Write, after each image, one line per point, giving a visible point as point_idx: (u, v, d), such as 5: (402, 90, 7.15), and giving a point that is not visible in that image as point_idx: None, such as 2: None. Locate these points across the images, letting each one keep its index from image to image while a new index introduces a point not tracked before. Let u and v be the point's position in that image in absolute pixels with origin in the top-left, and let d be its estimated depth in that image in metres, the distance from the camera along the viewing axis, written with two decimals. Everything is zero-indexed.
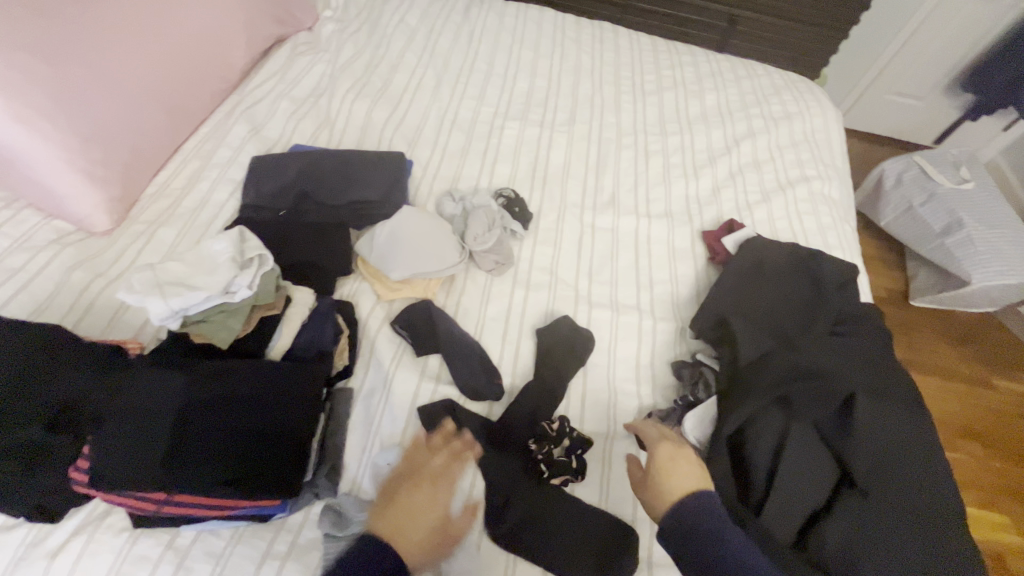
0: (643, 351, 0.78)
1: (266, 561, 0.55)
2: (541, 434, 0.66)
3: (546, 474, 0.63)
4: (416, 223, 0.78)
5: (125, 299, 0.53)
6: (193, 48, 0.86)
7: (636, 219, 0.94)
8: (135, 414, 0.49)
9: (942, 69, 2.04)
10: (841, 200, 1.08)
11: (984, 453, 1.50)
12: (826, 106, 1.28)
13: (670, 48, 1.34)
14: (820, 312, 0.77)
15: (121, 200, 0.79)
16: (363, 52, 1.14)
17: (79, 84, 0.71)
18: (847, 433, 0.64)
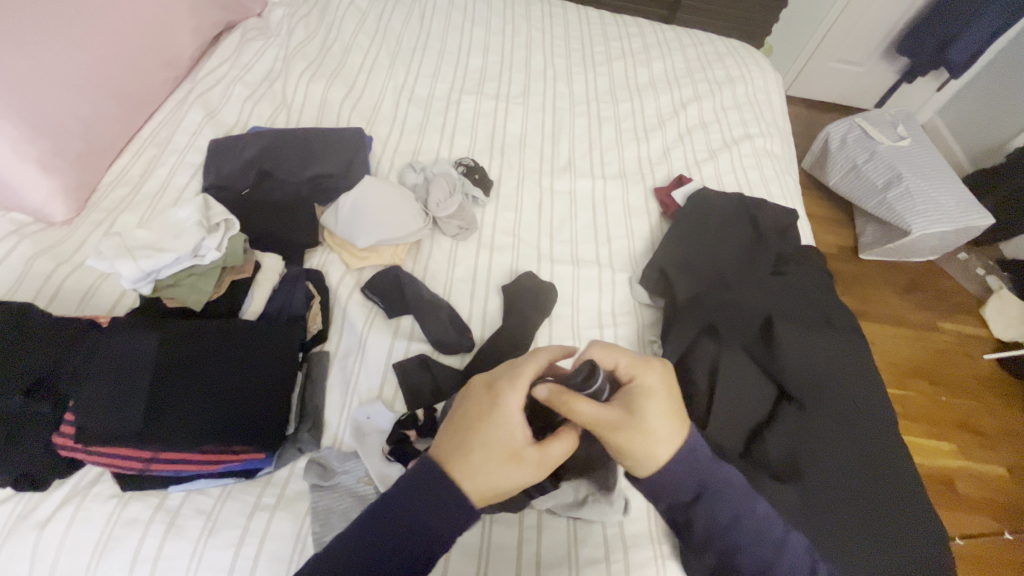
0: (604, 300, 0.83)
1: (255, 513, 0.58)
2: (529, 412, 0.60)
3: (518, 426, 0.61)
4: (378, 192, 0.80)
5: (97, 266, 0.58)
6: (139, 34, 0.85)
7: (592, 181, 0.99)
8: (113, 376, 0.51)
9: (877, 34, 2.15)
10: (782, 154, 1.15)
11: (932, 390, 1.59)
12: (766, 69, 1.35)
13: (617, 20, 1.38)
14: (761, 252, 0.83)
15: (77, 189, 0.79)
16: (315, 34, 1.14)
17: (23, 73, 0.70)
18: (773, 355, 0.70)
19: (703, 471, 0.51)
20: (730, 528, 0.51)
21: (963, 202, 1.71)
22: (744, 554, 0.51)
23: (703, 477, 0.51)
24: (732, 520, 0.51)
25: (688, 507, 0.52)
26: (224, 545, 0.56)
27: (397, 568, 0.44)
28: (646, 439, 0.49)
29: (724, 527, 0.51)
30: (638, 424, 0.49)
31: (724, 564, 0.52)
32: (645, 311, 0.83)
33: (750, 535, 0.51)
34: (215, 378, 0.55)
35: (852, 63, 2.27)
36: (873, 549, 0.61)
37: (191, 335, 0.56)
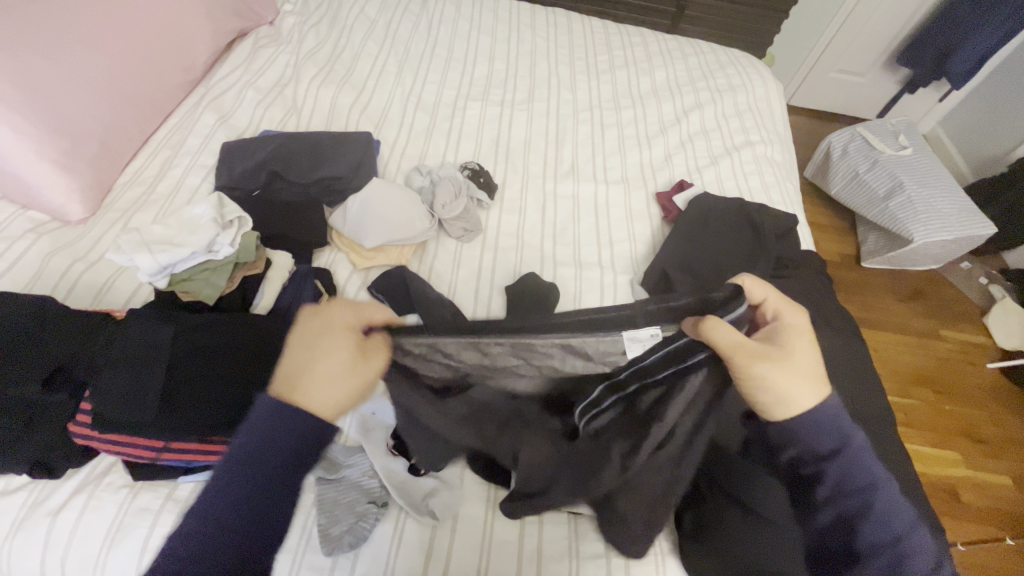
0: (606, 301, 0.84)
1: None
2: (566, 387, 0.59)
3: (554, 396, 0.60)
4: (386, 194, 0.82)
5: (117, 259, 0.61)
6: (155, 40, 0.88)
7: (595, 185, 1.01)
8: (129, 369, 0.53)
9: (878, 45, 2.18)
10: (783, 161, 1.17)
11: (936, 398, 1.59)
12: (767, 78, 1.37)
13: (620, 30, 1.41)
14: (761, 256, 0.85)
15: (94, 189, 0.81)
16: (326, 42, 1.17)
17: (45, 76, 0.73)
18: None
19: (847, 431, 0.51)
20: (869, 490, 0.49)
21: (964, 211, 1.72)
22: (871, 519, 0.49)
23: (845, 434, 0.50)
24: (868, 482, 0.50)
25: (823, 460, 0.50)
26: None
27: (272, 500, 0.44)
28: (794, 381, 0.50)
29: (860, 488, 0.50)
30: (784, 361, 0.51)
31: (842, 526, 0.50)
32: None
33: (886, 502, 0.49)
34: (224, 371, 0.56)
35: (854, 73, 2.29)
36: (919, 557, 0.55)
37: (203, 329, 0.58)
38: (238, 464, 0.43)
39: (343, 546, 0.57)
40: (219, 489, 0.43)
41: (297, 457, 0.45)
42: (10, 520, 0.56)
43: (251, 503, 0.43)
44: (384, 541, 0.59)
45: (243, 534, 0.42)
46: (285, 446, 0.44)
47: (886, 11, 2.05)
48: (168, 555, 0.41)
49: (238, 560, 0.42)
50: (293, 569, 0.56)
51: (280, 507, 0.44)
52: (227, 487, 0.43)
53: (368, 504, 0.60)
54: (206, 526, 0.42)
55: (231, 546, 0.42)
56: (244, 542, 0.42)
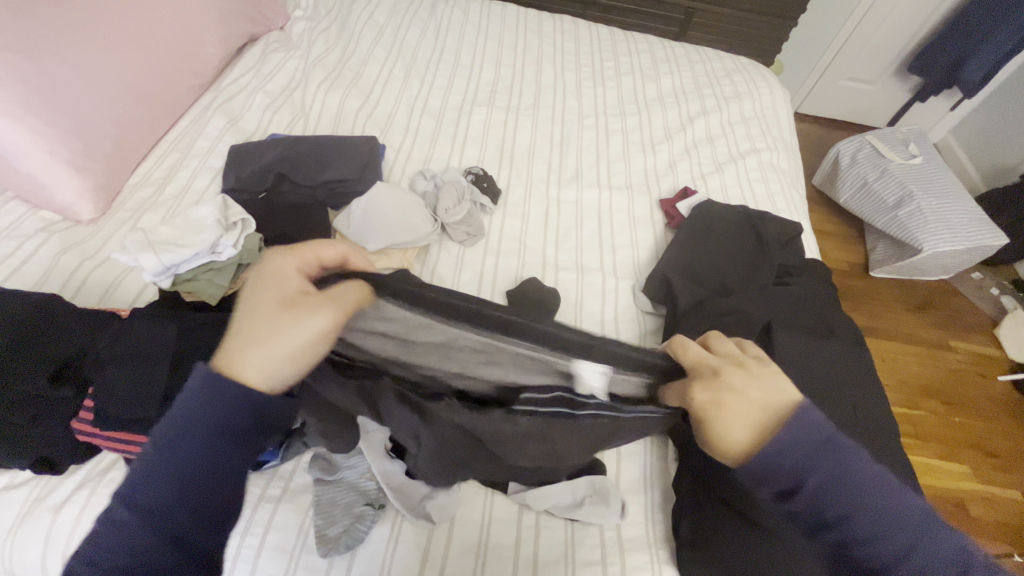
0: (607, 307, 0.84)
1: (260, 503, 0.60)
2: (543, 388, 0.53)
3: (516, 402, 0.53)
4: (389, 198, 0.83)
5: (122, 259, 0.62)
6: (167, 44, 0.90)
7: (599, 191, 1.01)
8: (133, 364, 0.54)
9: (889, 54, 2.16)
10: (788, 169, 1.16)
11: (944, 410, 1.56)
12: (774, 86, 1.37)
13: (627, 37, 1.42)
14: (763, 264, 0.84)
15: (104, 189, 0.82)
16: (334, 47, 1.19)
17: (60, 79, 0.75)
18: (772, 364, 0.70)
19: (811, 449, 0.42)
20: (843, 522, 0.41)
21: (975, 221, 1.70)
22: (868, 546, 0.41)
23: (803, 467, 0.42)
24: (843, 513, 0.41)
25: (788, 498, 0.43)
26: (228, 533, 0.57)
27: (195, 474, 0.42)
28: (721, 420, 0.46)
29: (840, 516, 0.41)
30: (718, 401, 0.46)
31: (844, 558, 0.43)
32: (648, 319, 0.84)
33: (874, 527, 0.41)
34: None
35: (864, 81, 2.27)
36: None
37: (205, 327, 0.59)
38: (166, 447, 0.42)
39: (339, 547, 0.57)
40: (149, 472, 0.42)
41: (230, 437, 0.43)
42: (14, 514, 0.57)
43: (171, 482, 0.42)
44: (381, 542, 0.59)
45: (162, 514, 0.41)
46: (216, 428, 0.43)
47: (896, 19, 2.04)
48: (97, 546, 0.40)
49: (174, 542, 0.41)
50: (289, 569, 0.56)
51: (215, 488, 0.43)
52: (150, 474, 0.42)
53: (365, 506, 0.60)
54: (130, 509, 0.41)
55: (164, 528, 0.41)
56: (178, 524, 0.41)
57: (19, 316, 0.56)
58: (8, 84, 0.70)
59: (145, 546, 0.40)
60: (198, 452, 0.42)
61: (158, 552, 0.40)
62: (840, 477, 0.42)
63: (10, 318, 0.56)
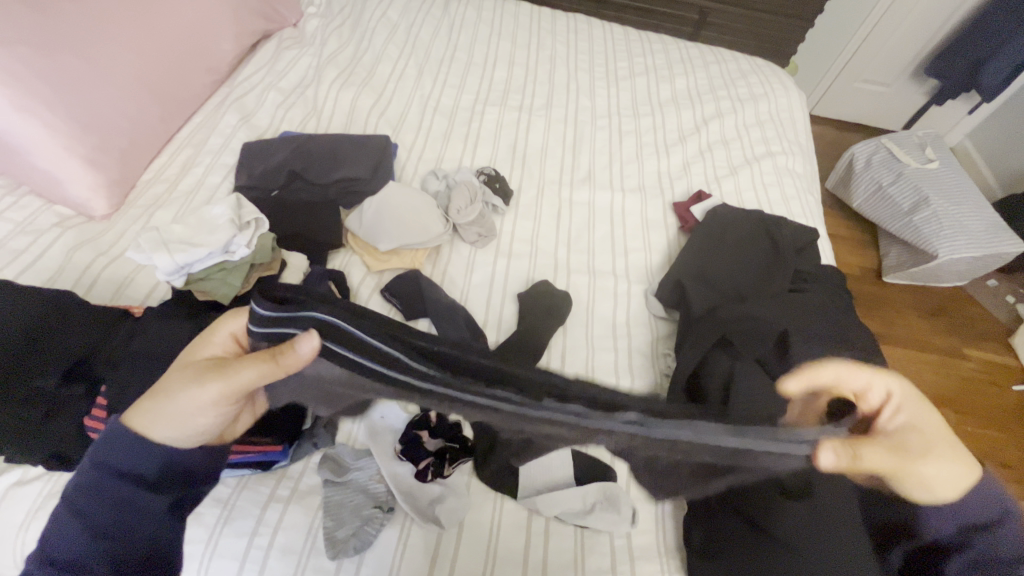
0: (619, 311, 0.83)
1: (271, 503, 0.59)
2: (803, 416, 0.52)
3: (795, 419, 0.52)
4: (401, 200, 0.83)
5: (137, 258, 0.62)
6: (183, 41, 0.90)
7: (612, 193, 1.00)
8: (145, 360, 0.55)
9: (907, 56, 2.12)
10: (804, 173, 1.14)
11: (958, 419, 1.53)
12: (791, 88, 1.35)
13: (641, 37, 1.40)
14: (778, 270, 0.83)
15: (118, 185, 0.83)
16: (347, 45, 1.18)
17: (75, 74, 0.75)
18: None
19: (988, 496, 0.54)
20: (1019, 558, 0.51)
21: (993, 228, 1.67)
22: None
23: (989, 501, 0.53)
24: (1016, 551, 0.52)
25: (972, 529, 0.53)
26: (238, 533, 0.57)
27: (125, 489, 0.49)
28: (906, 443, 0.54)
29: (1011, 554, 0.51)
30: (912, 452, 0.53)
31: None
32: (660, 324, 0.83)
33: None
34: None
35: (880, 83, 2.24)
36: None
37: None
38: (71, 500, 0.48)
39: (348, 550, 0.57)
40: (82, 492, 0.49)
41: (145, 482, 0.50)
42: (27, 509, 0.57)
43: (114, 495, 0.49)
44: (389, 547, 0.58)
45: (97, 521, 0.48)
46: (139, 447, 0.50)
47: (915, 21, 2.00)
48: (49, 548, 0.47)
49: (99, 548, 0.47)
50: (297, 571, 0.56)
51: (137, 529, 0.49)
52: (88, 487, 0.49)
53: (373, 508, 0.60)
54: (70, 517, 0.48)
55: (99, 560, 0.47)
56: (107, 533, 0.48)
57: (35, 313, 0.57)
58: (23, 77, 0.70)
59: (78, 552, 0.47)
60: (132, 469, 0.50)
61: (90, 552, 0.47)
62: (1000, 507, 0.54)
63: (26, 315, 0.57)
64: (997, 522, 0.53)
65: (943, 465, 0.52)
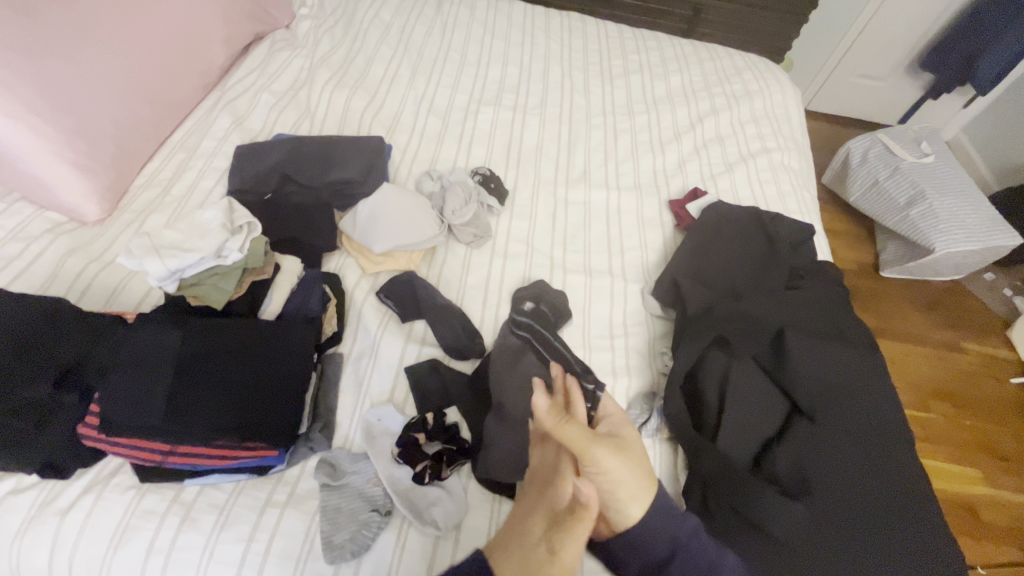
0: (615, 310, 0.83)
1: (267, 508, 0.59)
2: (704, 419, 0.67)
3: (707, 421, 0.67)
4: (395, 200, 0.81)
5: (127, 264, 0.62)
6: (173, 44, 0.90)
7: (607, 192, 0.99)
8: (137, 367, 0.55)
9: (902, 50, 2.12)
10: (799, 169, 1.14)
11: (956, 413, 1.53)
12: (785, 84, 1.34)
13: (636, 34, 1.40)
14: (774, 267, 0.83)
15: (110, 190, 0.82)
16: (340, 46, 1.18)
17: (64, 79, 0.74)
18: (783, 376, 0.70)
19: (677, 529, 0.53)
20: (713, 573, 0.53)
21: (989, 221, 1.67)
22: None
23: (680, 526, 0.53)
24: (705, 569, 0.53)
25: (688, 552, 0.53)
26: (235, 539, 0.57)
27: None
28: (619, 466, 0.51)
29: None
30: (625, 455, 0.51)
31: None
32: (656, 322, 0.83)
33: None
34: (233, 372, 0.58)
35: (876, 78, 2.24)
36: (884, 555, 0.61)
37: (210, 331, 0.59)
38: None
39: (345, 554, 0.56)
40: None
41: None
42: (20, 518, 0.57)
43: None
44: (388, 550, 0.58)
45: None
46: None
47: (909, 15, 2.00)
48: None
49: None
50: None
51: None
52: None
53: (371, 512, 0.60)
54: None
55: None
56: None
57: (26, 321, 0.57)
58: (12, 83, 0.69)
59: None
60: None
61: None
62: (696, 540, 0.54)
63: (17, 324, 0.56)
64: (667, 563, 0.52)
65: (629, 478, 0.50)
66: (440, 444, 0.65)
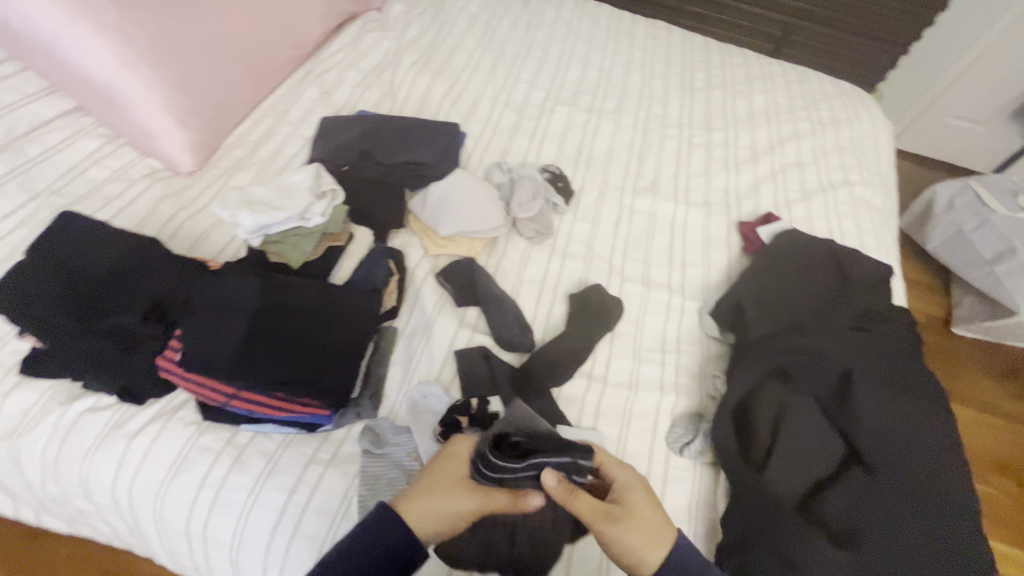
0: (670, 326, 0.81)
1: (311, 465, 0.61)
2: (750, 452, 0.65)
3: (764, 461, 0.63)
4: (466, 186, 0.83)
5: (221, 214, 0.66)
6: (274, 14, 0.95)
7: (675, 205, 0.97)
8: (220, 311, 0.59)
9: (1007, 95, 1.97)
10: (882, 207, 1.08)
11: (1018, 490, 1.40)
12: (877, 115, 1.28)
13: (722, 49, 1.36)
14: (844, 304, 0.79)
15: (204, 145, 0.87)
16: (427, 32, 1.21)
17: (177, 38, 0.81)
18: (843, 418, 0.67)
19: None
20: None
21: None
22: None
23: None
24: None
25: None
26: (279, 487, 0.60)
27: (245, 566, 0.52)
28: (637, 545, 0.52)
29: None
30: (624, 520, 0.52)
31: None
32: (711, 344, 0.80)
33: None
34: (301, 330, 0.61)
35: (973, 121, 2.08)
36: None
37: (285, 287, 0.63)
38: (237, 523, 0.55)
39: None
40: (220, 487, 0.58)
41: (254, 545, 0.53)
42: (93, 435, 0.62)
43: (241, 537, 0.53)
44: None
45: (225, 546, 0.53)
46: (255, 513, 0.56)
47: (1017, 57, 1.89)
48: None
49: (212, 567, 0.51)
50: (329, 532, 0.58)
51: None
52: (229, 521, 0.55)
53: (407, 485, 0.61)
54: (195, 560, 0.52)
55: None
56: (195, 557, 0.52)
57: (125, 254, 0.61)
58: (132, 37, 0.77)
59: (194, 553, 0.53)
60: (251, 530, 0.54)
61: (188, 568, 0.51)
62: None
63: (118, 256, 0.61)
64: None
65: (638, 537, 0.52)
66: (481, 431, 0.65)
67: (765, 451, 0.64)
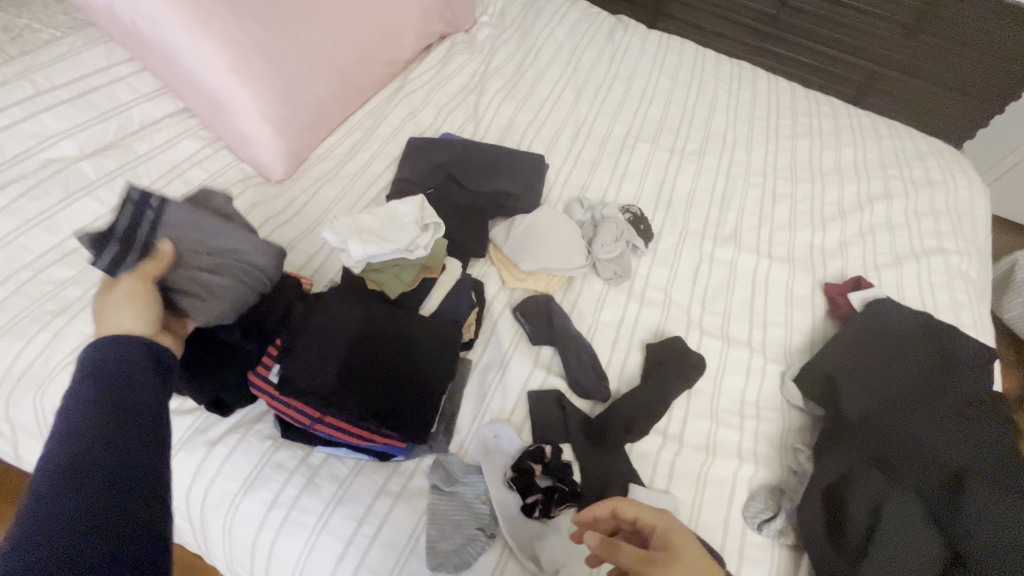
0: (749, 388, 0.77)
1: (381, 495, 0.61)
2: (842, 542, 0.60)
3: (861, 555, 0.58)
4: (552, 222, 0.82)
5: (331, 238, 0.66)
6: (376, 33, 0.97)
7: (757, 257, 0.94)
8: (321, 337, 0.61)
9: None
10: (978, 280, 1.01)
11: None
12: (974, 179, 1.21)
13: (810, 96, 1.32)
14: (954, 390, 0.73)
15: (296, 155, 0.89)
16: (513, 58, 1.22)
17: (286, 51, 0.84)
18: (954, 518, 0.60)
19: None
20: None
21: None
22: None
23: None
24: None
25: None
26: (349, 515, 0.59)
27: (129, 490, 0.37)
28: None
29: None
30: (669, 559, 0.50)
31: None
32: (793, 413, 0.77)
33: None
34: (391, 364, 0.61)
35: None
36: None
37: (381, 319, 0.64)
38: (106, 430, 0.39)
39: (449, 565, 0.57)
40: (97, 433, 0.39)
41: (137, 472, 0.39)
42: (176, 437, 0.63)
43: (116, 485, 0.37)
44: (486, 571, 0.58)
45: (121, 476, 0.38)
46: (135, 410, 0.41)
47: None
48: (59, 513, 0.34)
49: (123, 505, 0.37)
50: (396, 569, 0.57)
51: (127, 461, 0.39)
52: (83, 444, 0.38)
53: (477, 529, 0.60)
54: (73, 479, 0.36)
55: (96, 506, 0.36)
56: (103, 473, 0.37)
57: None
58: (246, 48, 0.80)
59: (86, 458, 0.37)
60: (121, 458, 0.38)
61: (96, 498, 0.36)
62: None
63: None
64: None
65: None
66: (553, 480, 0.64)
67: (859, 543, 0.59)
